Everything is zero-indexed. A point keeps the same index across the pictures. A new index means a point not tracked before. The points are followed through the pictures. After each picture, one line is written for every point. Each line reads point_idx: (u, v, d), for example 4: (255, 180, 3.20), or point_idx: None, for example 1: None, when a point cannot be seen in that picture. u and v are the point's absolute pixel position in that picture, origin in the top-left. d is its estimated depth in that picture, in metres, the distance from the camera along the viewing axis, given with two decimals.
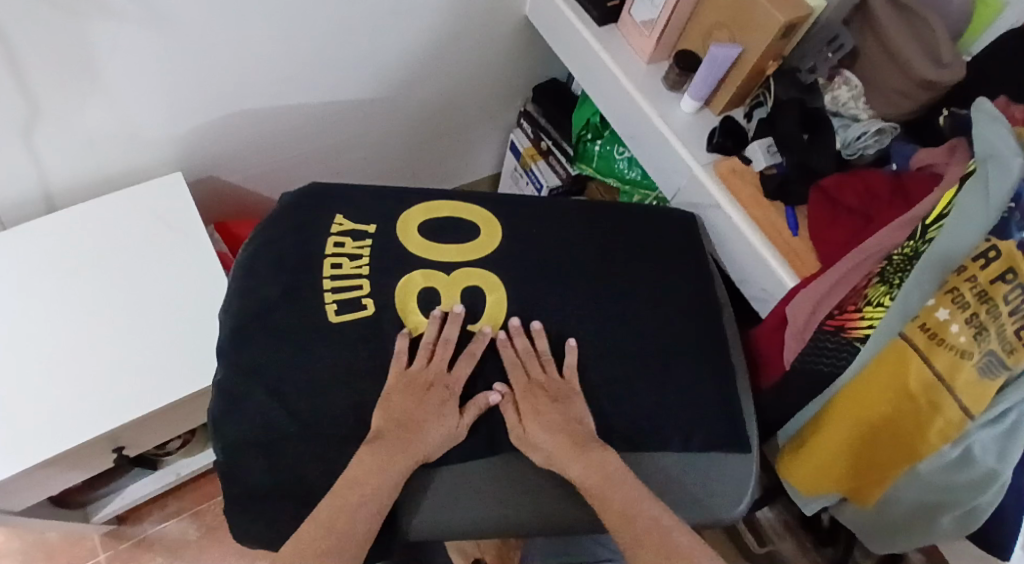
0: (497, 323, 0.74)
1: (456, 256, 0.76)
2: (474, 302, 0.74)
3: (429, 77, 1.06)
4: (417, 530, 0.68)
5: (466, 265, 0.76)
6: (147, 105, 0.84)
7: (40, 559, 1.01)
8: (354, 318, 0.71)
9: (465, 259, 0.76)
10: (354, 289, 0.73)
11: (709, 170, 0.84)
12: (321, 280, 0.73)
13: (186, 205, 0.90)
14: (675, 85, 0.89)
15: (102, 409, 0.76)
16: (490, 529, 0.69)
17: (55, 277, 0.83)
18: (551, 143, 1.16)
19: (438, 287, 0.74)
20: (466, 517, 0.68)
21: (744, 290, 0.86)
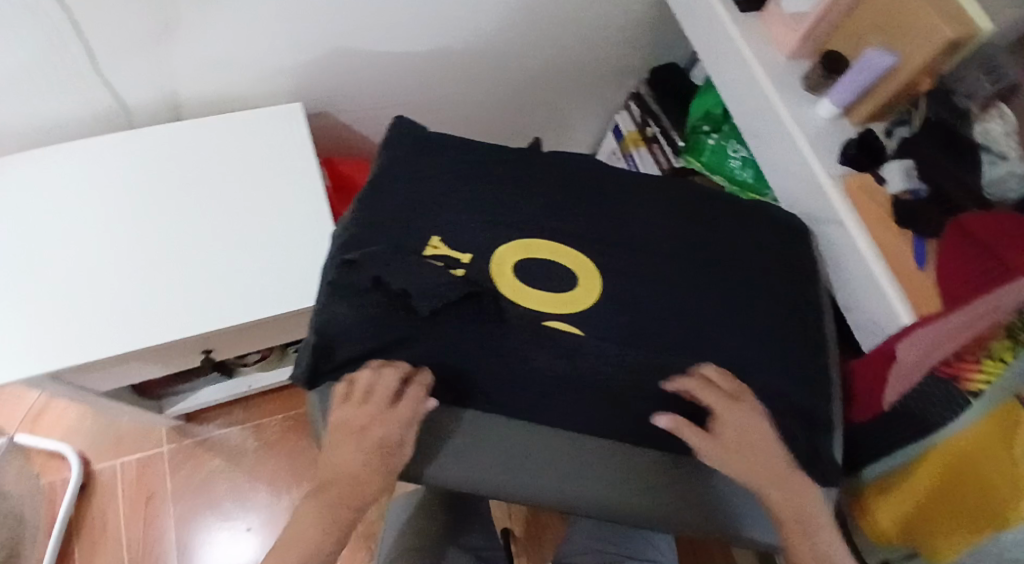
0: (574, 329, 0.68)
1: (547, 306, 0.70)
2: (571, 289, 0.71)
3: (547, 43, 1.03)
4: (455, 481, 0.65)
5: (549, 313, 0.69)
6: (274, 29, 0.84)
7: (112, 440, 1.08)
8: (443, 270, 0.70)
9: (549, 310, 0.69)
10: (452, 263, 0.70)
11: (838, 185, 0.78)
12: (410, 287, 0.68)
13: (300, 134, 0.91)
14: (815, 86, 0.82)
15: (192, 316, 0.78)
16: (539, 501, 0.65)
17: (168, 179, 0.86)
18: (658, 129, 1.09)
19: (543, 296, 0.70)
20: (512, 479, 0.64)
21: (853, 317, 0.80)
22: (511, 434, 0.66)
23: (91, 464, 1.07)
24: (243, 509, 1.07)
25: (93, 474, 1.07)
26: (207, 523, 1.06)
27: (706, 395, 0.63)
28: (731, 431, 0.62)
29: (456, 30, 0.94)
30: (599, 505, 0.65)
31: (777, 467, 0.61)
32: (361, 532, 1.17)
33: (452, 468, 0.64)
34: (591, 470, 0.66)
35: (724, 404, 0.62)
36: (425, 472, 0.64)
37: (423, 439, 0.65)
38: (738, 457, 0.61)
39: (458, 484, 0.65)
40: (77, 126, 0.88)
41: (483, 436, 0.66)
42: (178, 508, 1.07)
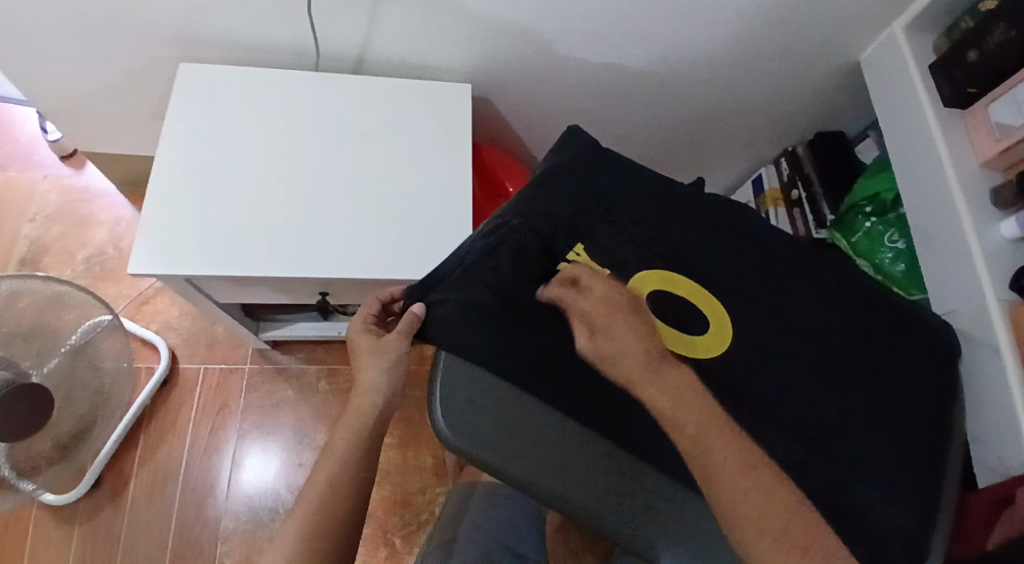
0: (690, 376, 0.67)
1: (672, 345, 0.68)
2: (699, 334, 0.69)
3: (721, 84, 1.01)
4: (457, 435, 0.61)
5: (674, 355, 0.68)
6: (474, 11, 0.85)
7: (202, 344, 1.14)
8: None
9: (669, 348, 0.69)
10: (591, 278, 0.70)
11: (1003, 310, 0.74)
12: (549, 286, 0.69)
13: (464, 112, 0.92)
14: (1004, 203, 0.78)
15: (325, 260, 0.80)
16: (534, 490, 0.61)
17: (336, 123, 0.88)
18: (804, 195, 1.07)
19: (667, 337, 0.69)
20: (520, 456, 0.61)
21: (974, 448, 0.76)
22: (546, 419, 0.63)
23: (177, 361, 1.12)
24: (299, 445, 1.10)
25: (176, 371, 1.12)
26: (264, 447, 1.10)
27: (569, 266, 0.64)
28: (570, 304, 0.61)
29: (640, 52, 0.93)
30: (592, 510, 0.61)
31: (635, 357, 0.58)
32: (398, 499, 1.19)
33: (463, 422, 0.61)
34: (602, 477, 0.62)
35: (584, 283, 0.62)
36: (443, 422, 0.61)
37: (454, 386, 0.63)
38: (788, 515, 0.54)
39: (487, 466, 0.61)
40: (266, 51, 0.91)
41: (515, 410, 0.63)
42: (241, 426, 1.10)
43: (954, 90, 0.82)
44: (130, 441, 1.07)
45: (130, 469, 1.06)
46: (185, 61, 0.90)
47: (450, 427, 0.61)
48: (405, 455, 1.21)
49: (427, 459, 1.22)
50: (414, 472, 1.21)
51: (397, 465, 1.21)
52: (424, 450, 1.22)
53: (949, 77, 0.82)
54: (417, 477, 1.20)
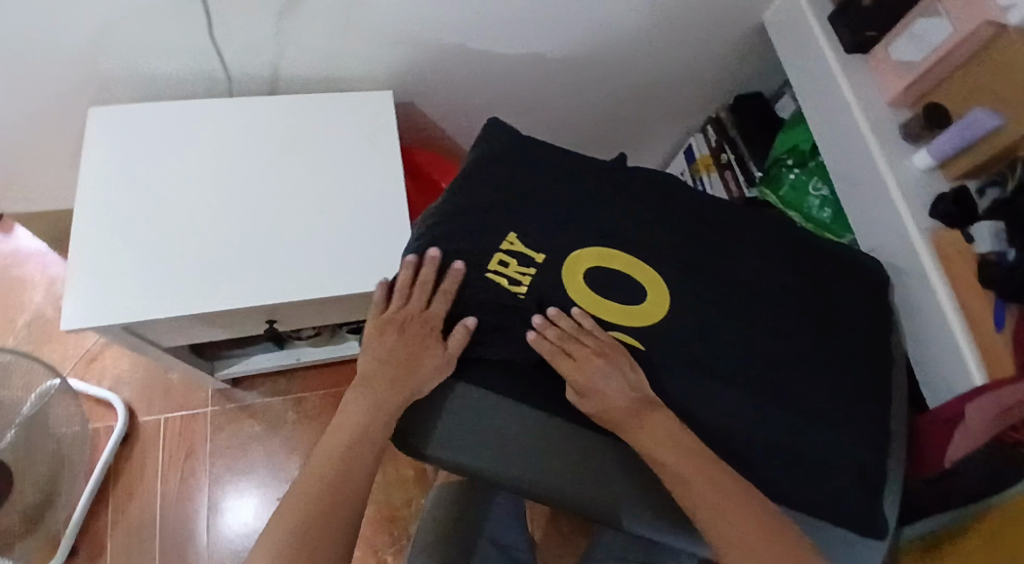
0: (632, 345, 0.70)
1: (613, 317, 0.71)
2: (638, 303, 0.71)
3: (636, 60, 1.03)
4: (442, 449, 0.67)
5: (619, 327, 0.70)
6: (380, 17, 0.85)
7: (159, 393, 1.11)
8: (500, 280, 0.71)
9: (611, 322, 0.71)
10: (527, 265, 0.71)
11: (925, 238, 0.77)
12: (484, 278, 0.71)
13: (387, 120, 0.92)
14: (913, 136, 0.81)
15: (266, 287, 0.79)
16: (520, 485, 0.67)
17: (259, 148, 0.87)
18: (734, 157, 1.09)
19: (607, 310, 0.71)
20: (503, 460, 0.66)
21: (920, 372, 0.81)
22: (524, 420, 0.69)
23: (135, 414, 1.10)
24: (275, 479, 1.08)
25: (136, 425, 1.09)
26: (239, 487, 1.08)
27: (564, 321, 0.69)
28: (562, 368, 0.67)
29: (556, 38, 0.95)
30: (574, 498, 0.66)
31: (625, 411, 0.65)
32: (385, 515, 1.18)
33: (448, 436, 0.67)
34: (578, 465, 0.67)
35: (569, 344, 0.68)
36: (433, 440, 0.67)
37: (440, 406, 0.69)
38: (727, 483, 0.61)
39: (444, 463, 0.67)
40: (181, 87, 0.90)
41: (494, 417, 0.68)
42: (213, 468, 1.08)
43: (853, 36, 0.85)
44: (99, 502, 1.05)
45: (103, 531, 1.03)
46: (97, 106, 0.88)
47: (439, 443, 0.67)
48: (385, 470, 1.21)
49: (408, 470, 1.21)
50: (398, 486, 1.20)
51: (378, 482, 1.19)
52: (405, 462, 1.22)
53: (846, 24, 0.85)
54: (401, 491, 1.20)
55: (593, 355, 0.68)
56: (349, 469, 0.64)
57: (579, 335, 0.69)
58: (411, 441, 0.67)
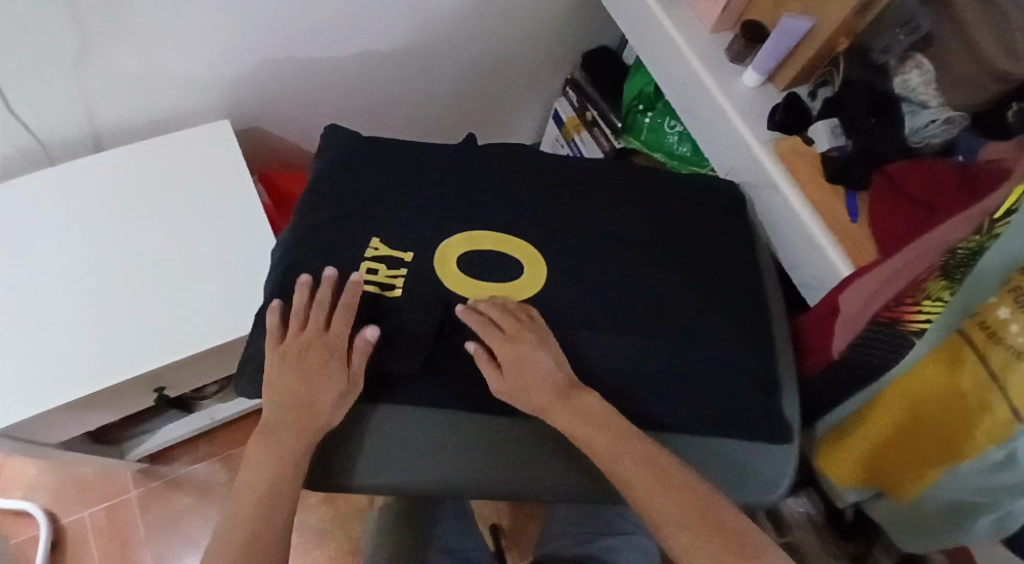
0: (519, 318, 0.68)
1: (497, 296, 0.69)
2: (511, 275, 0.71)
3: (473, 40, 1.03)
4: (361, 477, 0.64)
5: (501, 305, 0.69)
6: (192, 46, 0.82)
7: (76, 492, 1.06)
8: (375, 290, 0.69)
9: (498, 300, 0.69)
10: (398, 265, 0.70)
11: (770, 150, 0.81)
12: (357, 291, 0.68)
13: (232, 154, 0.89)
14: (738, 57, 0.84)
15: (138, 354, 0.76)
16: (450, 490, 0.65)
17: (102, 216, 0.83)
18: (597, 114, 1.10)
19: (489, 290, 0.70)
20: (426, 469, 0.64)
21: (793, 277, 0.84)
22: (439, 425, 0.66)
23: (55, 521, 1.04)
24: None
25: (59, 531, 1.03)
26: None
27: (485, 306, 0.67)
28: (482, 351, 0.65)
29: (385, 32, 0.94)
30: (507, 490, 0.66)
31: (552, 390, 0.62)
32: (348, 549, 1.15)
33: (365, 463, 0.64)
34: (505, 453, 0.66)
35: (494, 327, 0.66)
36: (352, 472, 0.64)
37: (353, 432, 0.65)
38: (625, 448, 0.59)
39: (371, 488, 0.65)
40: (5, 170, 0.86)
41: (409, 430, 0.65)
42: (152, 553, 1.04)
43: None
44: None
45: None
46: None
47: (357, 473, 0.64)
48: (337, 504, 1.18)
49: (361, 497, 1.19)
50: (353, 516, 1.17)
51: (332, 518, 1.17)
52: (355, 491, 1.19)
53: None
54: (358, 519, 1.17)
55: (522, 329, 0.65)
56: (265, 509, 0.56)
57: (503, 317, 0.66)
58: (332, 479, 0.64)
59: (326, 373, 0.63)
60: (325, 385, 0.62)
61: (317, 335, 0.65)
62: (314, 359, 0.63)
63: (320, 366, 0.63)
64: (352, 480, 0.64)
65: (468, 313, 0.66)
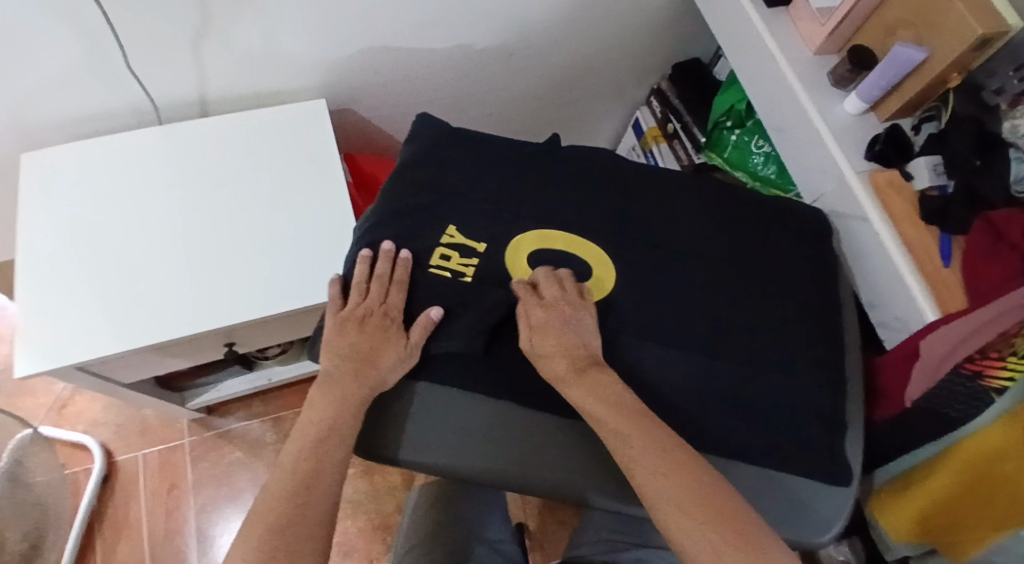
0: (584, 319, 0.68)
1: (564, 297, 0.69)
2: (580, 276, 0.71)
3: (568, 41, 1.03)
4: (406, 452, 0.65)
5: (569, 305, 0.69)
6: (299, 28, 0.84)
7: (135, 430, 1.11)
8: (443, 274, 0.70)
9: (568, 301, 0.69)
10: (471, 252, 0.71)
11: (864, 180, 0.78)
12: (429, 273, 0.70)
13: (324, 128, 0.92)
14: (841, 81, 0.82)
15: (215, 309, 0.79)
16: (493, 480, 0.65)
17: (196, 173, 0.86)
18: (679, 126, 1.10)
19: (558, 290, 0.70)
20: (470, 455, 0.65)
21: (873, 314, 0.82)
22: (491, 413, 0.66)
23: (113, 455, 1.09)
24: None
25: (115, 465, 1.09)
26: (226, 516, 1.07)
27: (540, 273, 0.69)
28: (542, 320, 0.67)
29: (483, 28, 0.94)
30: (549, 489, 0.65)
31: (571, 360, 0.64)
32: (378, 524, 1.18)
33: (412, 439, 0.65)
34: (552, 452, 0.65)
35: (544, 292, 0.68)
36: (398, 446, 0.65)
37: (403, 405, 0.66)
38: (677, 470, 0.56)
39: (417, 465, 0.65)
40: (109, 119, 0.90)
41: (460, 414, 0.66)
42: (197, 500, 1.08)
43: None
44: (87, 548, 1.04)
45: None
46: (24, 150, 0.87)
47: (403, 449, 0.65)
48: (373, 480, 1.20)
49: (397, 477, 1.21)
50: (388, 494, 1.20)
51: (366, 491, 1.19)
52: (392, 469, 1.21)
53: None
54: (392, 498, 1.19)
55: (561, 300, 0.68)
56: (318, 461, 0.59)
57: (549, 284, 0.69)
58: (380, 449, 0.65)
59: (383, 341, 0.66)
60: (383, 352, 0.65)
61: (378, 306, 0.68)
62: (373, 328, 0.66)
63: (380, 334, 0.66)
64: (396, 454, 0.65)
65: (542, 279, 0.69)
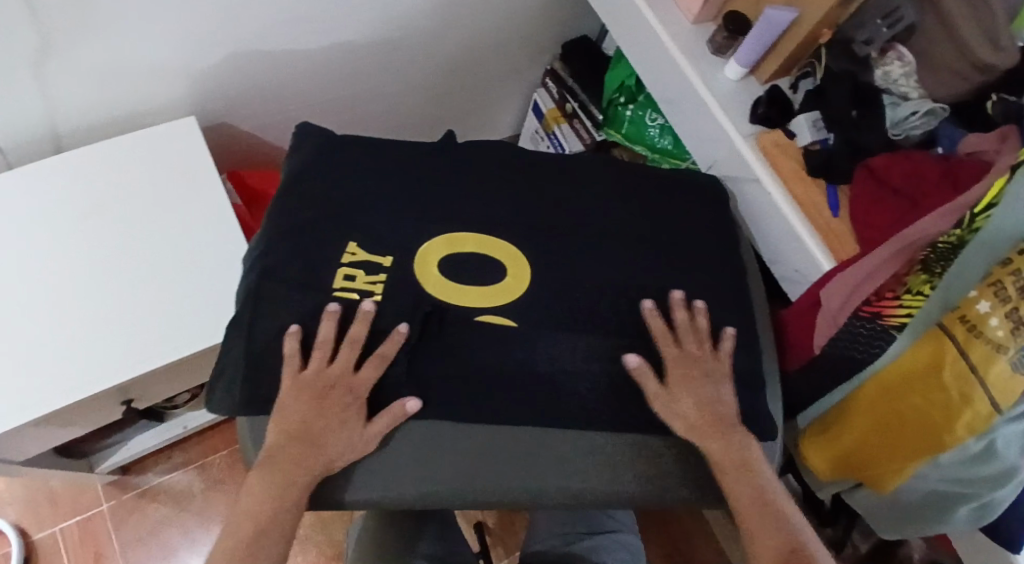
0: (506, 323, 0.67)
1: (481, 301, 0.67)
2: (495, 277, 0.69)
3: (452, 31, 1.00)
4: (356, 494, 0.62)
5: (488, 309, 0.67)
6: (157, 41, 0.78)
7: (45, 505, 1.02)
8: (349, 297, 0.66)
9: (482, 304, 0.67)
10: (376, 269, 0.67)
11: (753, 144, 0.80)
12: (333, 297, 0.66)
13: (200, 149, 0.85)
14: (721, 48, 0.83)
15: (109, 367, 0.73)
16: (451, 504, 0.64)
17: (63, 221, 0.79)
18: (576, 105, 1.09)
19: (475, 295, 0.68)
20: (422, 485, 0.62)
21: (774, 270, 0.84)
22: (445, 438, 0.64)
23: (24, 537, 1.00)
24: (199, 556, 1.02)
25: (29, 547, 1.00)
26: None
27: (681, 312, 0.69)
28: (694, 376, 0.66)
29: (360, 23, 0.90)
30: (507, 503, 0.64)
31: (705, 417, 0.64)
32: (330, 553, 1.14)
33: (362, 479, 0.62)
34: (509, 470, 0.64)
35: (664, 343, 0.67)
36: (349, 488, 0.62)
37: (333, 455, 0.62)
38: (758, 508, 0.60)
39: (372, 503, 0.62)
40: None
41: (408, 448, 0.63)
42: None
43: None
44: None
45: None
46: None
47: (358, 490, 0.62)
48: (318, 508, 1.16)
49: None
50: (336, 519, 1.16)
51: (313, 524, 1.15)
52: None
53: None
54: (340, 523, 1.16)
55: (693, 350, 0.68)
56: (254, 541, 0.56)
57: (684, 330, 0.69)
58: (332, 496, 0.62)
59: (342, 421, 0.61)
60: (335, 436, 0.61)
61: (339, 373, 0.63)
62: (331, 406, 0.61)
63: (334, 413, 0.61)
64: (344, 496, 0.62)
65: (648, 318, 0.68)
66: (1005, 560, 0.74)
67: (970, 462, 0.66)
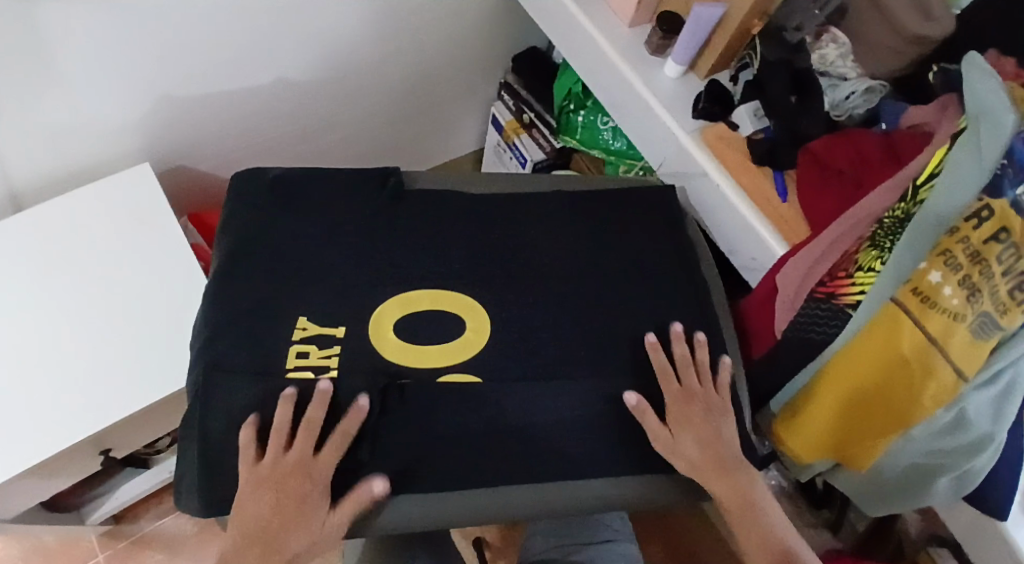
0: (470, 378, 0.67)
1: (441, 362, 0.68)
2: (451, 327, 0.69)
3: (400, 56, 1.02)
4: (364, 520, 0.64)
5: (449, 368, 0.67)
6: (104, 93, 0.79)
7: (40, 562, 1.02)
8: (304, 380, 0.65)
9: (443, 362, 0.68)
10: (331, 341, 0.67)
11: (698, 138, 0.82)
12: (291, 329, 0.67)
13: (158, 198, 0.87)
14: (658, 49, 0.85)
15: (82, 419, 0.74)
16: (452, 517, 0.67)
17: (28, 279, 0.80)
18: (534, 115, 1.11)
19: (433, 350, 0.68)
20: (424, 504, 0.65)
21: (733, 260, 0.84)
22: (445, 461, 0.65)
23: None
24: None
25: None
26: None
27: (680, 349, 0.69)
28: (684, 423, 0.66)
29: (305, 55, 0.92)
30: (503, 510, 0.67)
31: (711, 448, 0.66)
32: None
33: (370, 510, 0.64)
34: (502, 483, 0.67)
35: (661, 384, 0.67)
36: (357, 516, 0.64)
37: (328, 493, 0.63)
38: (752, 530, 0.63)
39: (377, 525, 0.65)
40: None
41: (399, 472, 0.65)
42: None
43: None
44: None
45: None
46: None
47: (363, 516, 0.64)
48: None
49: None
50: None
51: None
52: None
53: None
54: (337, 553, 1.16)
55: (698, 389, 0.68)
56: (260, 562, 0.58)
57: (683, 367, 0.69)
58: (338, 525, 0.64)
59: (303, 515, 0.60)
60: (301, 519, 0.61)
61: (297, 461, 0.61)
62: (291, 492, 0.61)
63: (293, 503, 0.60)
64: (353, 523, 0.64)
65: (651, 352, 0.69)
66: (993, 528, 0.74)
67: (944, 433, 0.66)
